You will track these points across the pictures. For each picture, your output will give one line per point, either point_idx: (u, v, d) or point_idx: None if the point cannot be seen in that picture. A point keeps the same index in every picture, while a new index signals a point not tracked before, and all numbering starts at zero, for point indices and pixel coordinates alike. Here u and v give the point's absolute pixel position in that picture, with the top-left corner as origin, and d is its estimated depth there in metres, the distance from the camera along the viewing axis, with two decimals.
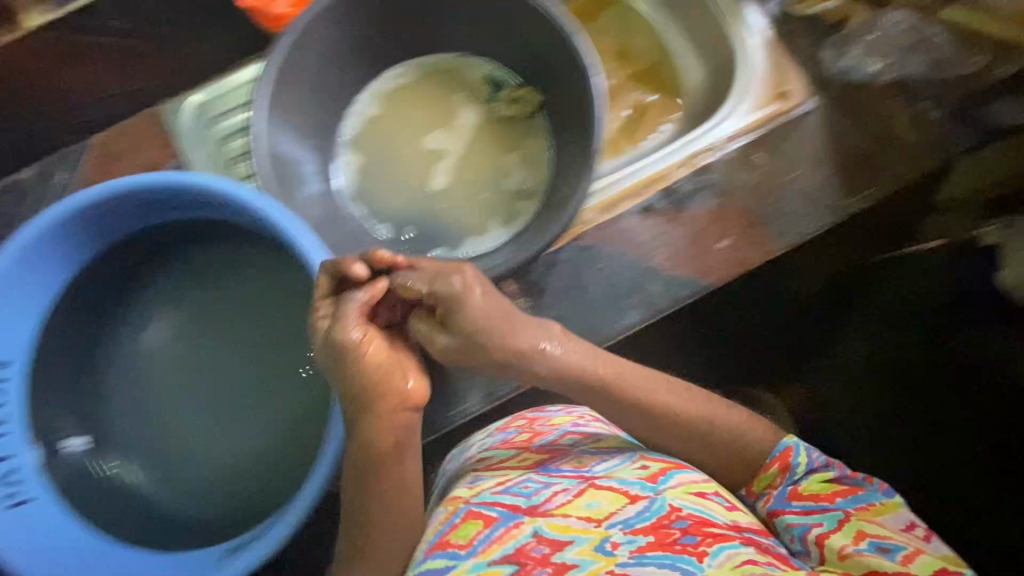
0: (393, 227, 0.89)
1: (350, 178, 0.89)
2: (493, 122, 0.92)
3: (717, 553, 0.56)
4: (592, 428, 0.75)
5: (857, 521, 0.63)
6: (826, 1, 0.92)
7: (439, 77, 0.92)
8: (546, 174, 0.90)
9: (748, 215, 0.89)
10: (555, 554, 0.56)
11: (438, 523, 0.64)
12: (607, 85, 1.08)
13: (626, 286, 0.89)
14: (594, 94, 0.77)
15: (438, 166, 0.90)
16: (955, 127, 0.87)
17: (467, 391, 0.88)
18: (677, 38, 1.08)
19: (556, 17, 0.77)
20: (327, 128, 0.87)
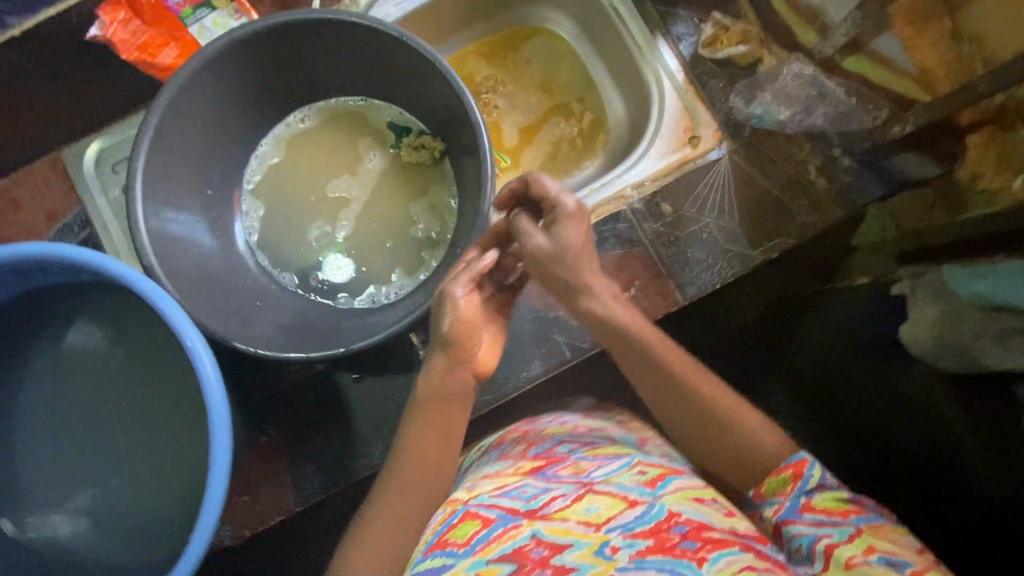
0: (297, 274, 0.91)
1: (255, 225, 0.91)
2: (400, 167, 0.94)
3: (716, 559, 0.45)
4: (587, 437, 0.64)
5: (869, 536, 0.48)
6: (737, 44, 0.89)
7: (344, 121, 0.93)
8: (450, 223, 0.91)
9: (652, 265, 0.89)
10: (554, 556, 0.46)
11: (436, 525, 0.53)
12: (530, 121, 1.10)
13: (532, 336, 0.90)
14: (485, 148, 0.77)
15: (343, 213, 0.93)
16: (862, 174, 0.87)
17: (372, 444, 0.87)
18: (599, 71, 1.07)
19: (445, 69, 0.76)
20: (228, 179, 0.88)
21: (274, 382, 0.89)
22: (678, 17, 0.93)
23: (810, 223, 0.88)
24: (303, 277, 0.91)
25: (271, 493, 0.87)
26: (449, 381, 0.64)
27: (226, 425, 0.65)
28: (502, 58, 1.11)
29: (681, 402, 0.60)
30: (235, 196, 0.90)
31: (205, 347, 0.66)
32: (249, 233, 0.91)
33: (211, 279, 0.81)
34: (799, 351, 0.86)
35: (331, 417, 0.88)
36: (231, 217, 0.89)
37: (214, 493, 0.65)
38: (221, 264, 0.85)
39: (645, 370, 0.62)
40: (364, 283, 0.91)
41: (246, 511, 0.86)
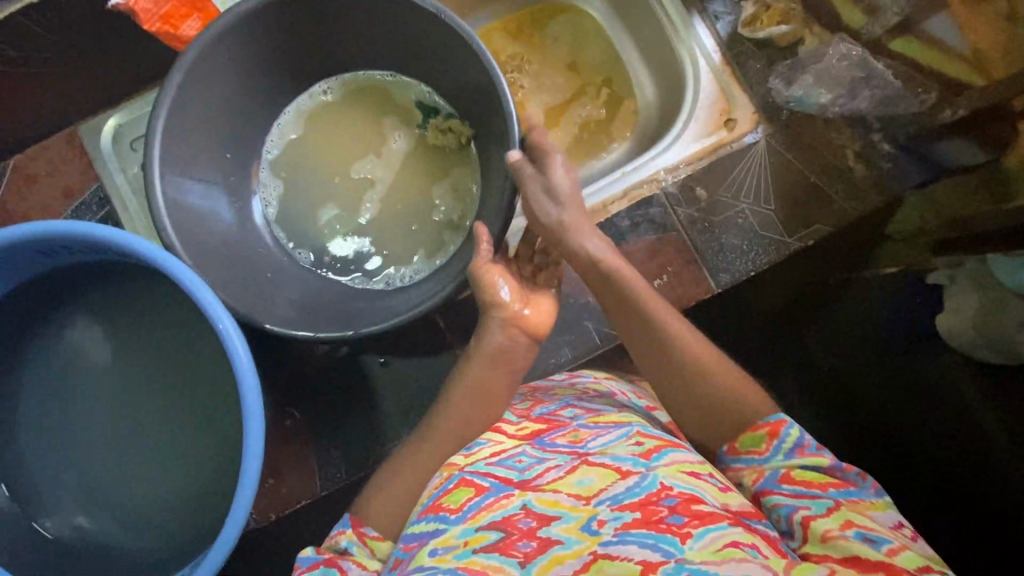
0: (317, 254, 0.89)
1: (272, 199, 0.89)
2: (425, 149, 0.91)
3: (701, 535, 0.44)
4: (593, 403, 0.64)
5: (847, 510, 0.48)
6: (779, 23, 0.85)
7: (367, 97, 0.90)
8: (473, 206, 0.88)
9: (686, 251, 0.87)
10: (540, 528, 0.46)
11: (434, 487, 0.54)
12: (557, 101, 1.07)
13: (561, 322, 0.88)
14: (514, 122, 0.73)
15: (360, 189, 0.90)
16: (905, 162, 0.84)
17: (397, 430, 0.86)
18: (630, 51, 1.04)
19: (476, 42, 0.73)
20: (244, 155, 0.86)
21: (297, 366, 0.87)
22: None
23: (849, 209, 0.86)
24: (319, 254, 0.89)
25: (296, 478, 0.85)
26: (501, 365, 0.65)
27: (259, 406, 0.64)
28: (529, 35, 1.08)
29: (688, 379, 0.59)
30: (253, 173, 0.87)
31: (236, 330, 0.64)
32: (267, 211, 0.88)
33: (230, 254, 0.79)
34: (825, 345, 0.84)
35: (355, 402, 0.87)
36: (249, 193, 0.87)
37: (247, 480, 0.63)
38: (234, 238, 0.82)
39: (630, 321, 0.64)
40: (380, 263, 0.89)
41: (271, 496, 0.85)
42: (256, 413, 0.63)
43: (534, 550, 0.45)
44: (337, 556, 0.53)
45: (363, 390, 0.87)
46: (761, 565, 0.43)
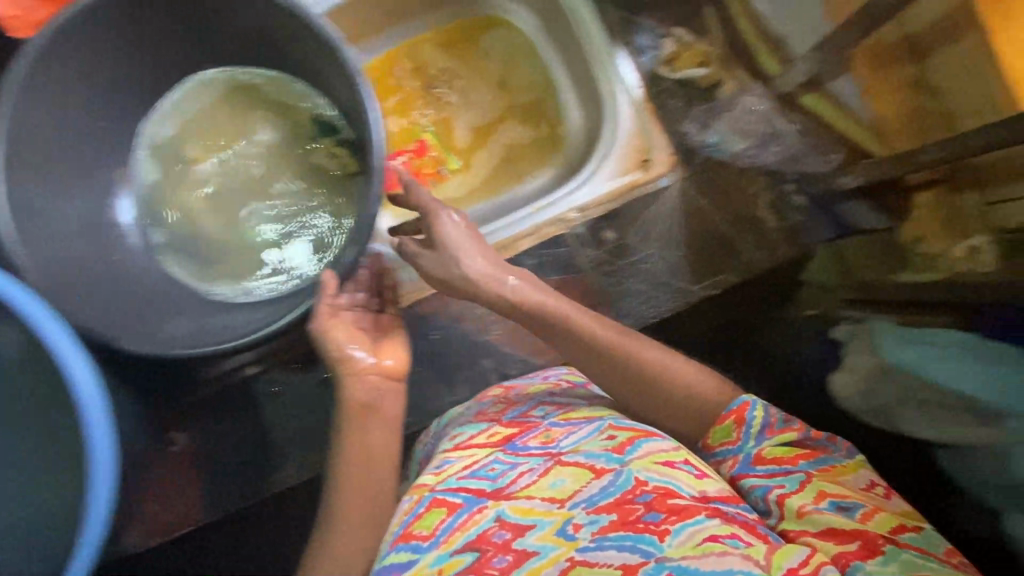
0: (183, 256, 0.85)
1: (144, 169, 0.85)
2: (306, 159, 0.87)
3: (677, 532, 0.48)
4: (565, 401, 0.67)
5: (818, 482, 0.53)
6: (697, 66, 0.83)
7: (254, 103, 0.87)
8: (336, 239, 0.84)
9: (591, 293, 0.86)
10: (515, 540, 0.51)
11: (404, 513, 0.57)
12: (484, 121, 1.03)
13: (460, 359, 0.86)
14: (376, 146, 0.70)
15: (234, 185, 0.87)
16: (816, 217, 0.81)
17: (285, 458, 0.85)
18: (558, 72, 1.01)
19: (352, 64, 0.70)
20: (111, 154, 0.82)
21: (190, 392, 0.84)
22: (642, 26, 0.86)
23: (757, 259, 0.83)
24: (172, 242, 0.85)
25: (180, 503, 0.83)
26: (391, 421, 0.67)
27: (105, 429, 0.62)
28: (460, 48, 1.04)
29: (639, 388, 0.62)
30: (121, 168, 0.83)
31: (76, 351, 0.62)
32: (133, 184, 0.84)
33: (85, 251, 0.75)
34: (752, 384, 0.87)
35: (245, 431, 0.85)
36: (117, 187, 0.83)
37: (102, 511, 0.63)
38: (90, 240, 0.77)
39: (568, 344, 0.64)
40: (234, 270, 0.85)
41: (153, 521, 0.83)
42: (102, 434, 0.62)
43: (511, 564, 0.50)
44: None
45: (253, 420, 0.85)
46: (740, 556, 0.46)
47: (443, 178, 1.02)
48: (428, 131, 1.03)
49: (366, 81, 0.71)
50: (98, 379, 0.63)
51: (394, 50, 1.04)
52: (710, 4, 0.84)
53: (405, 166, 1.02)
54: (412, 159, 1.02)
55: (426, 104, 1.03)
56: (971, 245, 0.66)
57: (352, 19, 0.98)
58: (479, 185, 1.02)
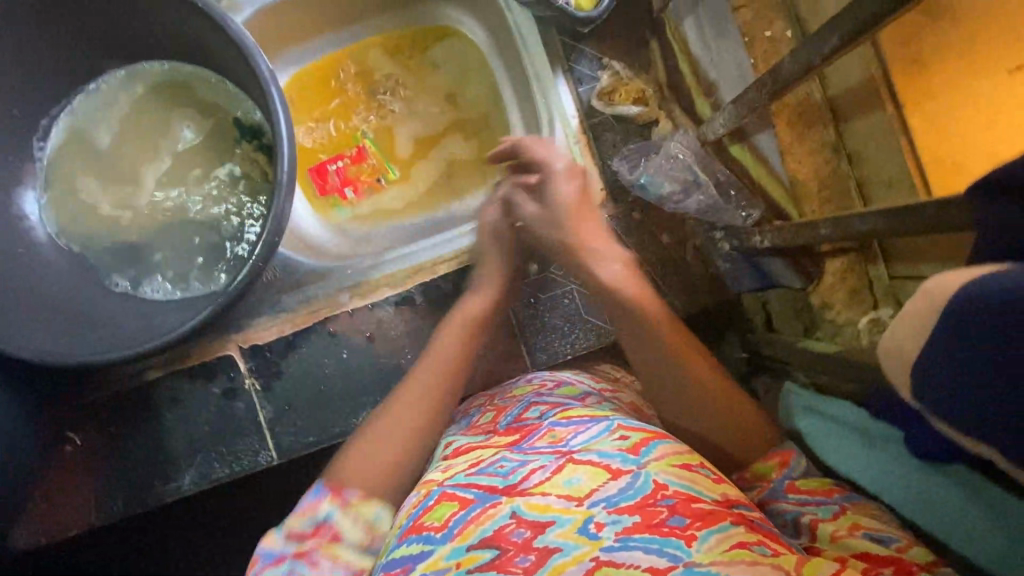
0: (87, 249, 0.82)
1: (59, 150, 0.82)
2: (227, 162, 0.84)
3: (705, 537, 0.47)
4: (557, 400, 0.64)
5: (852, 514, 0.52)
6: (631, 103, 0.81)
7: (176, 98, 0.84)
8: (248, 248, 0.82)
9: (508, 324, 0.85)
10: (536, 538, 0.48)
11: (411, 507, 0.55)
12: (428, 133, 1.01)
13: (370, 383, 0.83)
14: (285, 159, 0.68)
15: (156, 177, 0.84)
16: (739, 268, 0.78)
17: (181, 468, 0.82)
18: (507, 92, 0.99)
19: (262, 69, 0.68)
20: (20, 139, 0.79)
21: (94, 391, 0.83)
22: (584, 54, 0.83)
23: (677, 304, 0.82)
24: (75, 231, 0.82)
25: (70, 503, 0.82)
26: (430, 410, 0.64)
27: None
28: (408, 56, 1.01)
29: (689, 405, 0.62)
30: (30, 156, 0.80)
31: None
32: (46, 166, 0.81)
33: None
34: None
35: (141, 437, 0.82)
36: (28, 177, 0.80)
37: None
38: None
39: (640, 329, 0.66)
40: (142, 267, 0.82)
41: (42, 519, 0.81)
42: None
43: (534, 564, 0.47)
44: (320, 522, 0.56)
45: (149, 426, 0.82)
46: (771, 565, 0.45)
47: (380, 188, 1.00)
48: (369, 138, 1.00)
49: (276, 89, 0.68)
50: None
51: (341, 52, 1.00)
52: (655, 39, 0.82)
53: (341, 172, 1.00)
54: (350, 166, 1.00)
55: (369, 110, 1.01)
56: (873, 317, 0.65)
57: (291, 19, 0.93)
58: (417, 198, 1.00)
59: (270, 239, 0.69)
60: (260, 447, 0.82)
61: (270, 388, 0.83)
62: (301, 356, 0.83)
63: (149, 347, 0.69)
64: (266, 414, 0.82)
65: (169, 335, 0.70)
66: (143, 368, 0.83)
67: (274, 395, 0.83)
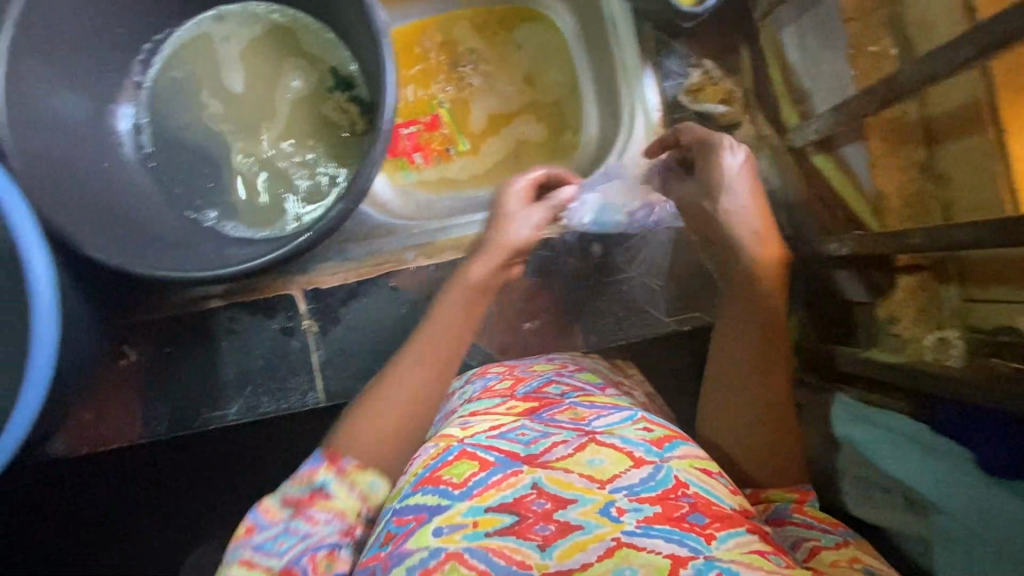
0: (172, 173, 0.85)
1: (159, 78, 0.85)
2: (316, 110, 0.87)
3: (725, 538, 0.48)
4: (577, 382, 0.66)
5: (855, 548, 0.53)
6: (717, 103, 0.83)
7: (274, 41, 0.86)
8: (331, 199, 0.85)
9: (566, 302, 0.86)
10: (557, 511, 0.49)
11: (428, 457, 0.55)
12: (504, 111, 1.02)
13: None
14: (386, 112, 0.69)
15: (247, 115, 0.87)
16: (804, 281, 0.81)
17: (231, 397, 0.84)
18: (586, 80, 1.00)
19: (377, 18, 0.69)
20: (123, 60, 0.82)
21: (153, 312, 0.84)
22: (674, 51, 0.85)
23: None
24: (161, 155, 0.85)
25: (115, 419, 0.83)
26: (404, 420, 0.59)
27: (49, 334, 0.62)
28: (493, 33, 1.03)
29: (744, 399, 0.66)
30: (128, 77, 0.83)
31: (39, 245, 0.61)
32: (142, 90, 0.85)
33: (77, 148, 0.75)
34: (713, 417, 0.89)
35: (193, 363, 0.84)
36: (122, 96, 0.83)
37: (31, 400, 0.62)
38: (84, 138, 0.77)
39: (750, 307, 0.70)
40: (221, 199, 0.85)
41: (86, 430, 0.83)
42: (44, 343, 0.61)
43: (554, 533, 0.48)
44: (320, 484, 0.54)
45: (203, 354, 0.84)
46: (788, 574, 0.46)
47: (449, 158, 1.01)
48: (444, 107, 1.02)
49: (387, 41, 0.70)
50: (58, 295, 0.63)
51: (429, 21, 1.03)
52: (745, 44, 0.84)
53: (413, 137, 1.01)
54: (422, 132, 1.02)
55: (447, 81, 1.02)
56: (940, 336, 0.67)
57: None
58: (483, 172, 1.01)
59: (361, 185, 0.71)
60: (310, 387, 0.84)
61: (327, 333, 0.84)
62: (363, 306, 0.85)
63: (228, 274, 0.71)
64: (320, 356, 0.84)
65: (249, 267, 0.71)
66: (202, 296, 0.84)
67: (330, 339, 0.85)
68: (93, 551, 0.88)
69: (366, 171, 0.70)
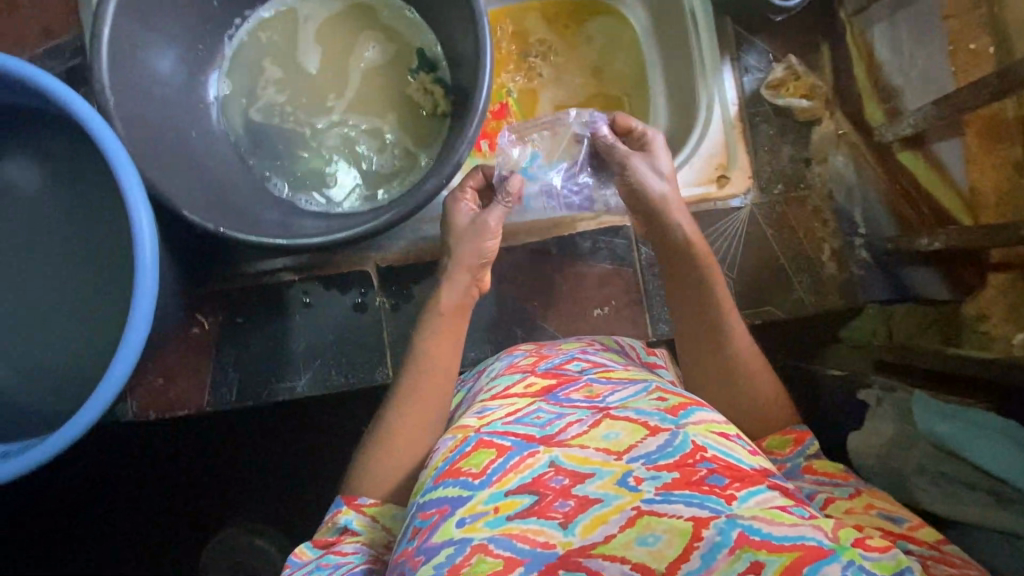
0: (252, 147, 0.86)
1: (242, 53, 0.86)
2: (397, 91, 0.88)
3: (745, 497, 0.42)
4: (599, 359, 0.61)
5: (868, 496, 0.51)
6: (800, 97, 0.84)
7: (356, 20, 0.88)
8: (409, 181, 0.85)
9: (634, 290, 0.87)
10: (575, 486, 0.44)
11: (446, 451, 0.49)
12: (572, 102, 1.02)
13: (496, 321, 0.86)
14: (482, 92, 0.69)
15: (325, 93, 0.88)
16: (875, 277, 0.83)
17: (300, 369, 0.84)
18: (655, 75, 1.01)
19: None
20: (214, 33, 0.83)
21: (225, 281, 0.84)
22: (756, 47, 0.86)
23: (805, 301, 0.85)
24: (242, 129, 0.86)
25: (186, 386, 0.84)
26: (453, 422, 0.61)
27: (150, 292, 0.63)
28: (565, 26, 1.03)
29: (727, 397, 0.60)
30: (218, 52, 0.85)
31: (144, 204, 0.62)
32: (225, 64, 0.86)
33: (168, 116, 0.76)
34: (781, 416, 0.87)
35: (264, 334, 0.84)
36: (210, 68, 0.84)
37: (126, 356, 0.62)
38: (174, 107, 0.78)
39: (692, 307, 0.62)
40: (301, 177, 0.86)
41: (157, 395, 0.84)
42: (146, 296, 0.62)
43: (572, 509, 0.43)
44: (341, 527, 0.56)
45: (275, 327, 0.84)
46: (811, 526, 0.41)
47: None
48: (512, 96, 1.03)
49: (486, 24, 0.70)
50: (159, 249, 0.63)
51: (505, 9, 1.03)
52: (825, 41, 0.86)
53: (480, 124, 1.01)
54: (490, 119, 1.01)
55: (517, 70, 1.03)
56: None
57: None
58: None
59: (453, 158, 0.69)
60: (380, 363, 0.84)
61: (399, 310, 0.85)
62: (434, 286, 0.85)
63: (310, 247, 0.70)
64: (390, 333, 0.85)
65: (332, 241, 0.70)
66: (279, 270, 0.85)
67: (401, 318, 0.85)
68: (148, 508, 0.89)
69: (462, 144, 0.70)
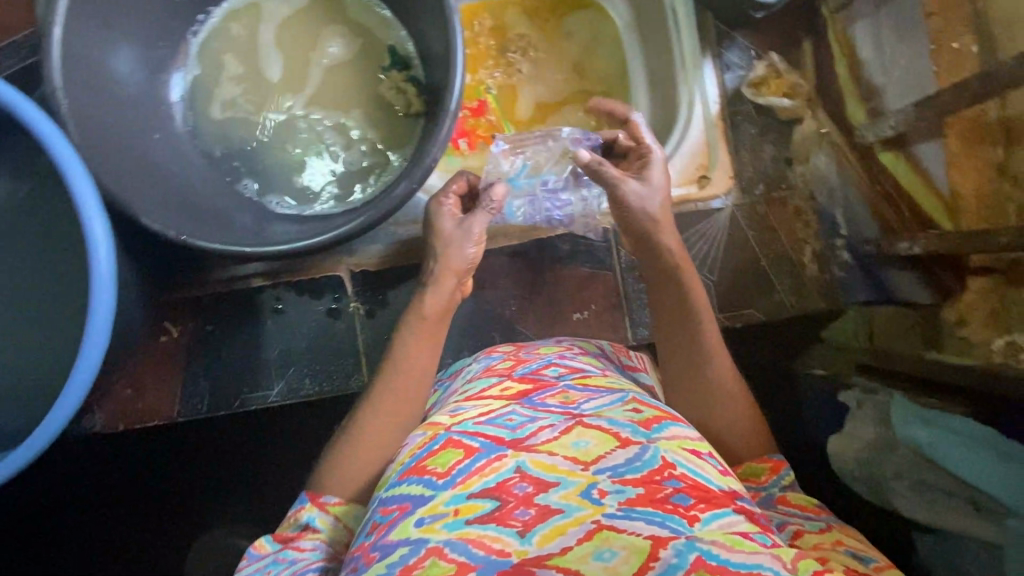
0: (220, 145, 0.83)
1: (207, 49, 0.84)
2: (370, 88, 0.85)
3: (709, 519, 0.41)
4: (577, 363, 0.60)
5: (837, 532, 0.49)
6: (782, 96, 0.84)
7: (325, 15, 0.85)
8: (384, 182, 0.83)
9: (614, 294, 0.85)
10: (538, 495, 0.43)
11: (414, 447, 0.49)
12: (553, 99, 1.00)
13: (473, 326, 0.85)
14: (455, 92, 0.67)
15: (295, 92, 0.85)
16: (855, 274, 0.84)
17: (274, 377, 0.83)
18: (637, 71, 0.99)
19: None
20: (178, 30, 0.81)
21: (196, 288, 0.83)
22: (736, 43, 0.85)
23: (788, 303, 0.85)
24: (208, 128, 0.83)
25: (157, 396, 0.83)
26: None
27: (108, 302, 0.60)
28: (544, 20, 1.01)
29: (705, 412, 0.58)
30: (182, 49, 0.82)
31: (96, 209, 0.59)
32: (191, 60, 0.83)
33: (127, 116, 0.73)
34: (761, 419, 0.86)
35: (237, 342, 0.83)
36: (174, 66, 0.82)
37: (84, 369, 0.60)
38: (134, 106, 0.75)
39: (684, 317, 0.61)
40: (270, 177, 0.83)
41: (127, 404, 0.83)
42: (104, 307, 0.60)
43: (533, 518, 0.42)
44: (303, 522, 0.54)
45: (248, 335, 0.83)
46: (769, 555, 0.40)
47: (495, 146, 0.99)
48: (491, 93, 1.00)
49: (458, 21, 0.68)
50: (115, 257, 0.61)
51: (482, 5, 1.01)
52: (807, 37, 0.85)
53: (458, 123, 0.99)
54: (468, 117, 0.99)
55: (495, 66, 1.00)
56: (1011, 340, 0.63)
57: None
58: None
59: (427, 161, 0.67)
60: (355, 370, 0.83)
61: (374, 317, 0.83)
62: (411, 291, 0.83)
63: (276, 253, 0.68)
64: (366, 339, 0.83)
65: (296, 249, 0.67)
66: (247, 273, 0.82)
67: (377, 324, 0.83)
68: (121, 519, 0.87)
69: (433, 145, 0.67)
